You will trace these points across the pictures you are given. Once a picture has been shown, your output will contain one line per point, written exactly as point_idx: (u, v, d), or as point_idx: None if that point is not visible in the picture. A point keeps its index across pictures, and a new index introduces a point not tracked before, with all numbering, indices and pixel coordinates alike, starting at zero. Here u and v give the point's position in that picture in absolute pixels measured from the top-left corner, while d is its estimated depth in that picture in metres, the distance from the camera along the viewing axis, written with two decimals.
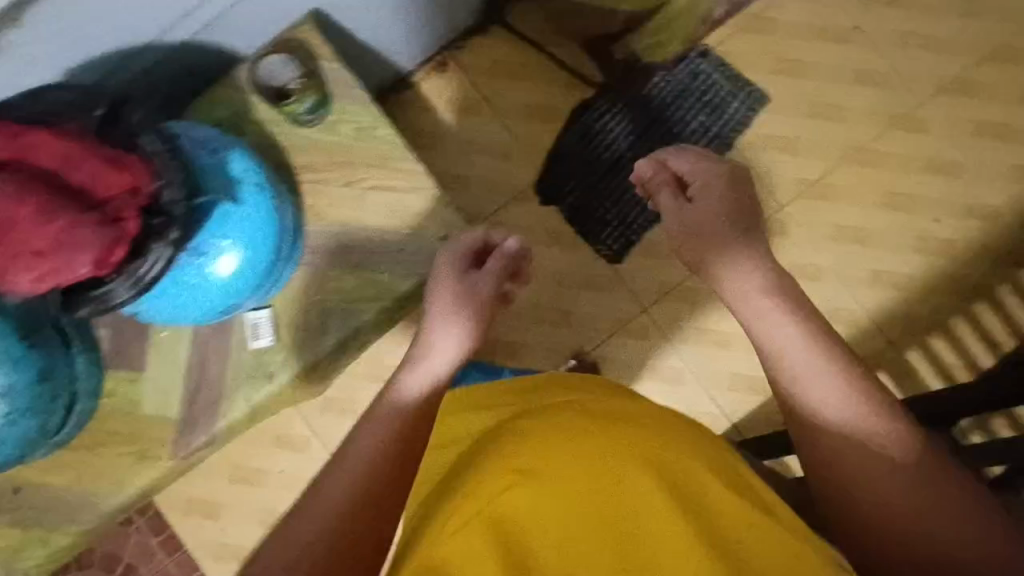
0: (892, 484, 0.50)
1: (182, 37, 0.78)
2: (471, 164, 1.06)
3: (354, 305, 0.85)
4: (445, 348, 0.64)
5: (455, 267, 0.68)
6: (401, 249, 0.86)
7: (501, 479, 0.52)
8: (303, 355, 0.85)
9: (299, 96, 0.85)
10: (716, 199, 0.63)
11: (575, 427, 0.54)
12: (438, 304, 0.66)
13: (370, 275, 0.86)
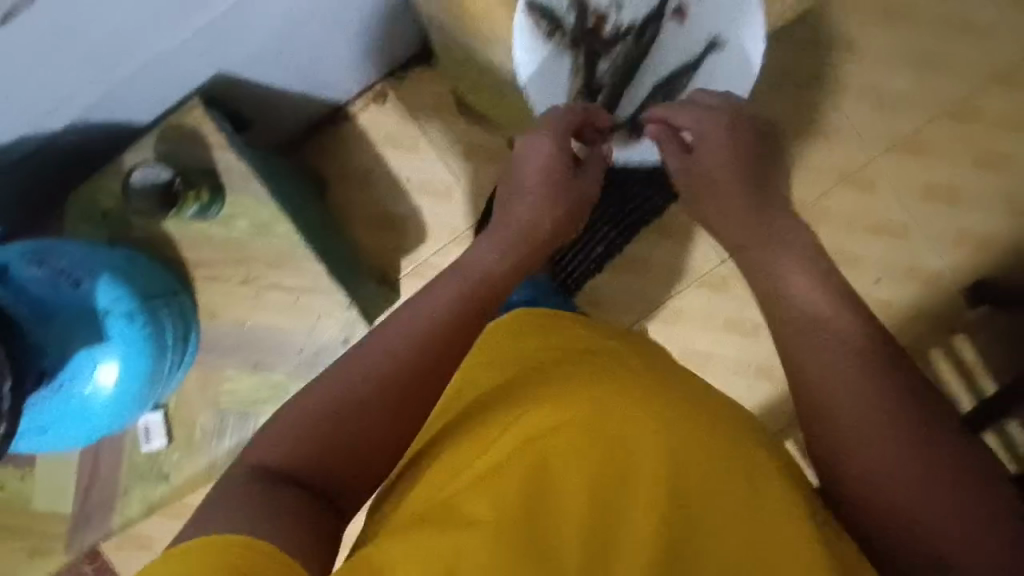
0: (933, 452, 0.41)
1: (66, 118, 0.61)
2: (410, 203, 0.98)
3: (253, 411, 0.70)
4: (545, 211, 0.56)
5: (560, 132, 0.57)
6: (310, 356, 0.70)
7: (553, 424, 0.42)
8: (201, 460, 0.70)
9: (179, 203, 0.65)
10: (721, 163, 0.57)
11: (640, 379, 0.45)
12: (537, 182, 0.56)
13: (269, 378, 0.70)
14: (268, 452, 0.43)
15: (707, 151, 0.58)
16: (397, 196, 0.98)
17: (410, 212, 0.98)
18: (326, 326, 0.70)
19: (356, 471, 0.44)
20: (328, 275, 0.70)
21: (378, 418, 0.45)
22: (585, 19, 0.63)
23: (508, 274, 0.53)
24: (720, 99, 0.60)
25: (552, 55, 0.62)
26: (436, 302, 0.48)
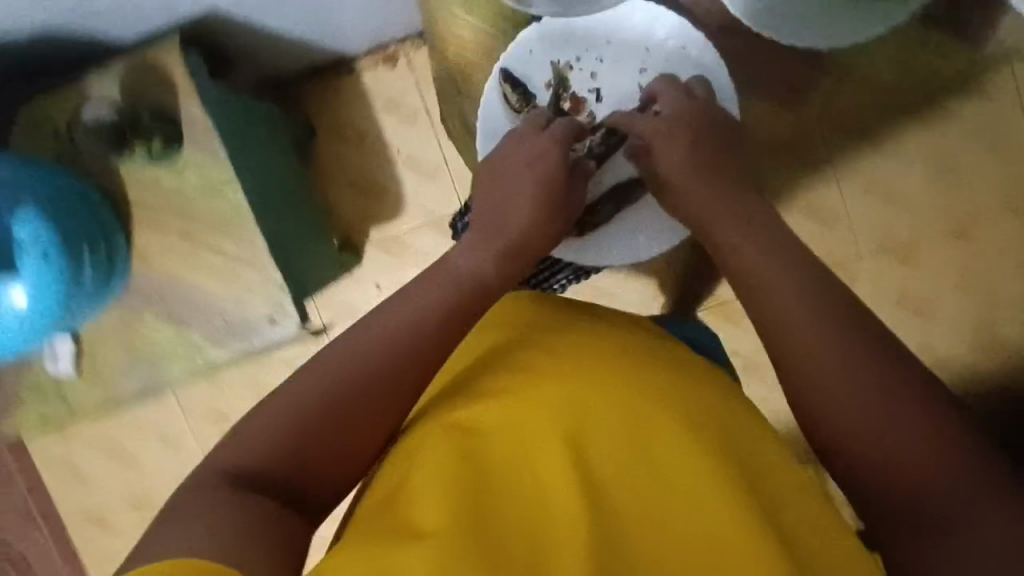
0: (899, 418, 0.40)
1: (27, 21, 0.59)
2: (395, 177, 0.95)
3: (164, 363, 0.67)
4: (537, 220, 0.53)
5: (561, 136, 0.57)
6: (234, 328, 0.66)
7: (498, 427, 0.42)
8: (104, 396, 0.68)
9: (131, 140, 0.62)
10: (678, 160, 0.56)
11: (582, 363, 0.44)
12: (534, 188, 0.54)
13: (187, 337, 0.67)
14: (235, 455, 0.40)
15: (671, 157, 0.56)
16: (383, 165, 0.96)
17: (392, 186, 0.96)
18: (254, 302, 0.66)
19: (331, 471, 0.42)
20: (264, 252, 0.65)
21: (344, 429, 0.42)
22: (560, 102, 0.66)
23: (501, 277, 0.50)
24: (669, 108, 0.59)
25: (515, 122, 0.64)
26: (432, 297, 0.46)
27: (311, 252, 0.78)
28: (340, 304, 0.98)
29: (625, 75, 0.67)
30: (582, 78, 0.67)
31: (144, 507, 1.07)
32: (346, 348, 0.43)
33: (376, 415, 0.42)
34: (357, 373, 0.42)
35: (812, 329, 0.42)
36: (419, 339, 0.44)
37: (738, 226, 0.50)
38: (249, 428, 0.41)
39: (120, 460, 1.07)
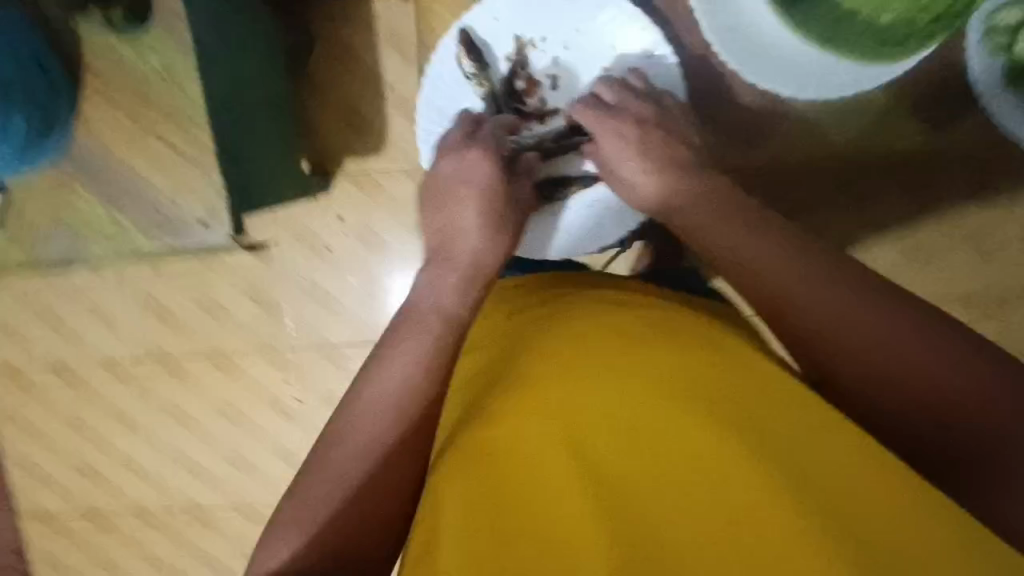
0: (878, 324, 0.47)
1: None
2: (383, 115, 0.95)
3: (90, 237, 0.68)
4: (490, 240, 0.57)
5: (490, 148, 0.62)
6: (162, 222, 0.66)
7: (504, 455, 0.47)
8: (36, 252, 0.70)
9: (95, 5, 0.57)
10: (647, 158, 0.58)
11: (579, 376, 0.48)
12: (473, 204, 0.58)
13: (117, 219, 0.67)
14: (288, 554, 0.47)
15: (620, 159, 0.60)
16: (374, 99, 0.95)
17: (379, 123, 0.96)
18: (187, 204, 0.64)
19: (366, 537, 0.48)
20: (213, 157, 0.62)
21: (359, 506, 0.48)
22: (514, 81, 0.72)
23: (467, 302, 0.55)
24: (613, 95, 0.64)
25: (466, 87, 0.72)
26: (404, 353, 0.51)
27: (277, 167, 0.80)
28: (297, 224, 1.00)
29: (582, 69, 0.72)
30: (542, 61, 0.72)
31: (63, 376, 1.07)
32: (335, 434, 0.50)
33: (379, 480, 0.49)
34: (344, 455, 0.49)
35: (812, 301, 0.49)
36: (393, 406, 0.50)
37: (708, 207, 0.54)
38: (279, 531, 0.48)
39: (45, 325, 1.05)
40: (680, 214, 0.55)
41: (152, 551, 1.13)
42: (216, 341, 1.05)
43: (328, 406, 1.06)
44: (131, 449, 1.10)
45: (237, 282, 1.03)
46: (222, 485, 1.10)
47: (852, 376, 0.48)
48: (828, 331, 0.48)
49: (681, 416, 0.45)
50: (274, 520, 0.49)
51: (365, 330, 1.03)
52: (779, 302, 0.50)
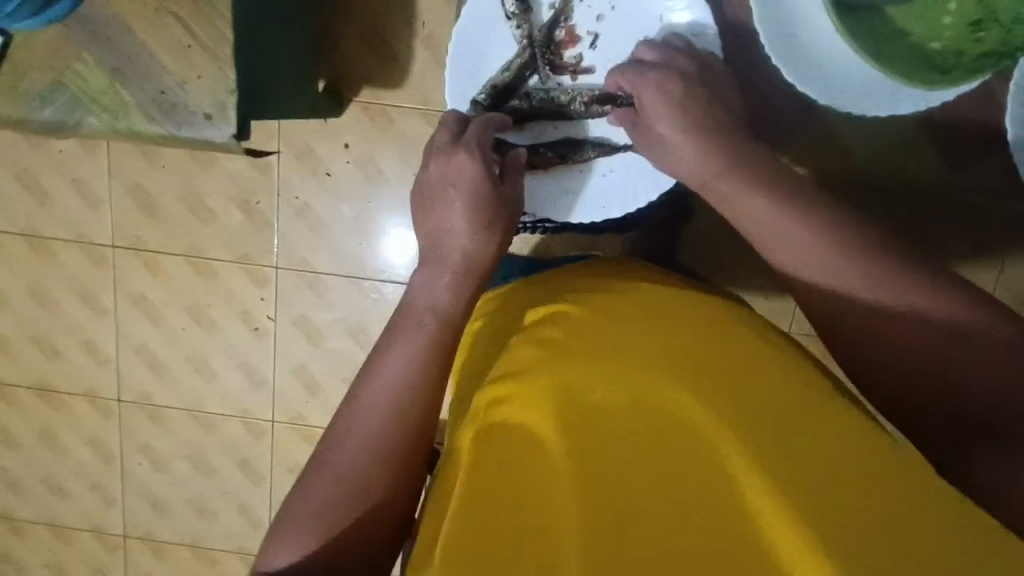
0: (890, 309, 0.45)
1: None
2: (409, 50, 0.93)
3: (80, 106, 0.59)
4: (481, 235, 0.54)
5: (477, 147, 0.56)
6: (168, 106, 0.58)
7: (492, 437, 0.43)
8: (14, 111, 0.60)
9: None
10: (694, 114, 0.53)
11: (579, 359, 0.45)
12: (462, 203, 0.54)
13: (117, 91, 0.59)
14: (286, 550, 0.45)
15: (659, 114, 0.54)
16: (403, 32, 0.93)
17: (403, 57, 0.94)
18: (199, 93, 0.58)
19: (378, 532, 0.47)
20: (230, 48, 0.57)
21: (360, 504, 0.46)
22: (554, 31, 0.67)
23: (461, 301, 0.52)
24: (657, 55, 0.58)
25: (503, 27, 0.66)
26: (391, 360, 0.49)
27: (292, 78, 0.78)
28: (300, 142, 0.98)
29: (627, 32, 0.65)
30: (587, 17, 0.66)
31: (36, 246, 1.05)
32: (333, 435, 0.48)
33: (377, 477, 0.47)
34: (344, 453, 0.47)
35: (836, 279, 0.46)
36: (389, 409, 0.48)
37: (737, 176, 0.50)
38: (282, 533, 0.46)
39: (26, 191, 1.03)
40: (711, 180, 0.52)
41: (97, 437, 1.13)
42: (197, 243, 1.03)
43: (299, 330, 1.06)
44: (94, 334, 1.09)
45: (229, 188, 1.01)
46: (179, 386, 1.10)
47: (871, 355, 0.46)
48: (851, 317, 0.46)
49: (688, 406, 0.42)
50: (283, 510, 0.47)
51: (350, 262, 1.03)
52: (816, 286, 0.47)
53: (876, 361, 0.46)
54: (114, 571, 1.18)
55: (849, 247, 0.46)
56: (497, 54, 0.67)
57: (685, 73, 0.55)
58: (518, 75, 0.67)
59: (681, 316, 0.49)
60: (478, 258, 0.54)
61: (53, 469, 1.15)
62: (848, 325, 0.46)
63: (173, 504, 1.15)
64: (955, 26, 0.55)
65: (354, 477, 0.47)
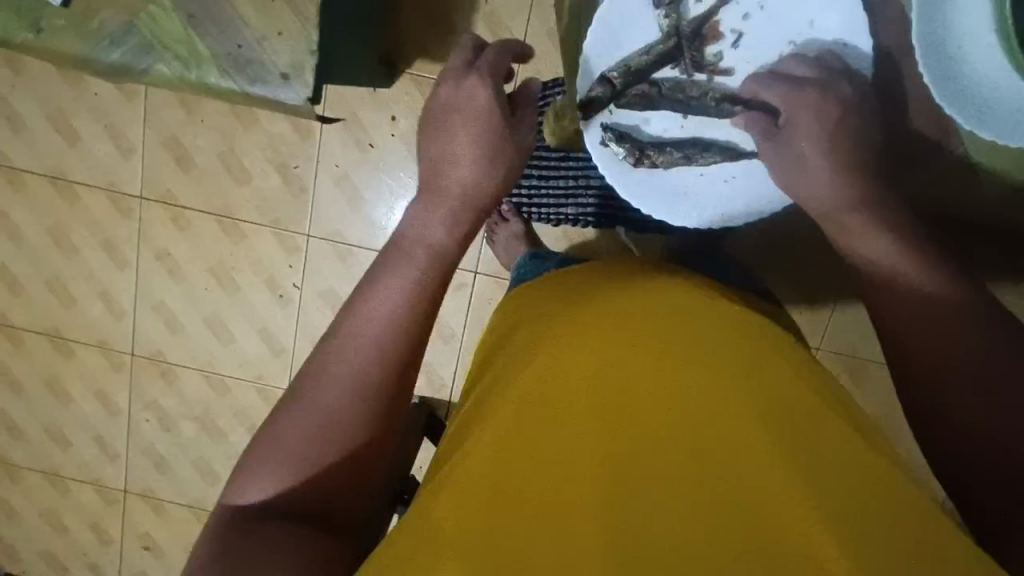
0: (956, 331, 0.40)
1: None
2: (470, 26, 0.91)
3: (150, 52, 0.56)
4: (484, 169, 0.51)
5: (490, 74, 0.52)
6: (244, 61, 0.56)
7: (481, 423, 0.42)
8: (79, 49, 0.56)
9: None
10: (840, 147, 0.48)
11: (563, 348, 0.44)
12: (466, 130, 0.51)
13: (191, 39, 0.56)
14: (255, 490, 0.42)
15: (801, 122, 0.49)
16: (465, 7, 0.90)
17: (462, 33, 0.91)
18: (279, 50, 0.56)
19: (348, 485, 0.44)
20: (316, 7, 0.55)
21: (339, 448, 0.43)
22: (701, 26, 0.58)
23: (452, 241, 0.49)
24: (813, 72, 0.52)
25: (646, 14, 0.59)
26: (380, 294, 0.45)
27: (353, 41, 0.75)
28: (347, 110, 0.96)
29: (780, 35, 0.57)
30: (736, 14, 0.57)
31: (61, 189, 1.02)
32: (312, 372, 0.44)
33: (359, 421, 0.43)
34: (325, 393, 0.43)
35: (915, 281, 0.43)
36: (378, 348, 0.44)
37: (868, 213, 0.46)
38: (253, 470, 0.42)
39: (57, 132, 1.00)
40: (838, 204, 0.47)
41: (105, 390, 1.11)
42: (229, 202, 1.01)
43: (324, 302, 1.03)
44: (112, 284, 1.06)
45: (268, 149, 0.98)
46: (195, 345, 1.08)
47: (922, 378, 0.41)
48: (914, 314, 0.42)
49: (703, 382, 0.39)
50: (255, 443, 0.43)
51: (383, 237, 1.01)
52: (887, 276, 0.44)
53: (928, 368, 0.41)
54: (109, 524, 1.17)
55: (926, 258, 0.43)
56: (633, 41, 0.59)
57: (848, 105, 0.50)
58: (645, 68, 0.60)
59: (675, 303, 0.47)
60: (475, 192, 0.51)
61: (57, 418, 1.13)
62: (908, 320, 0.42)
63: (176, 464, 1.13)
64: None
65: (329, 419, 0.43)
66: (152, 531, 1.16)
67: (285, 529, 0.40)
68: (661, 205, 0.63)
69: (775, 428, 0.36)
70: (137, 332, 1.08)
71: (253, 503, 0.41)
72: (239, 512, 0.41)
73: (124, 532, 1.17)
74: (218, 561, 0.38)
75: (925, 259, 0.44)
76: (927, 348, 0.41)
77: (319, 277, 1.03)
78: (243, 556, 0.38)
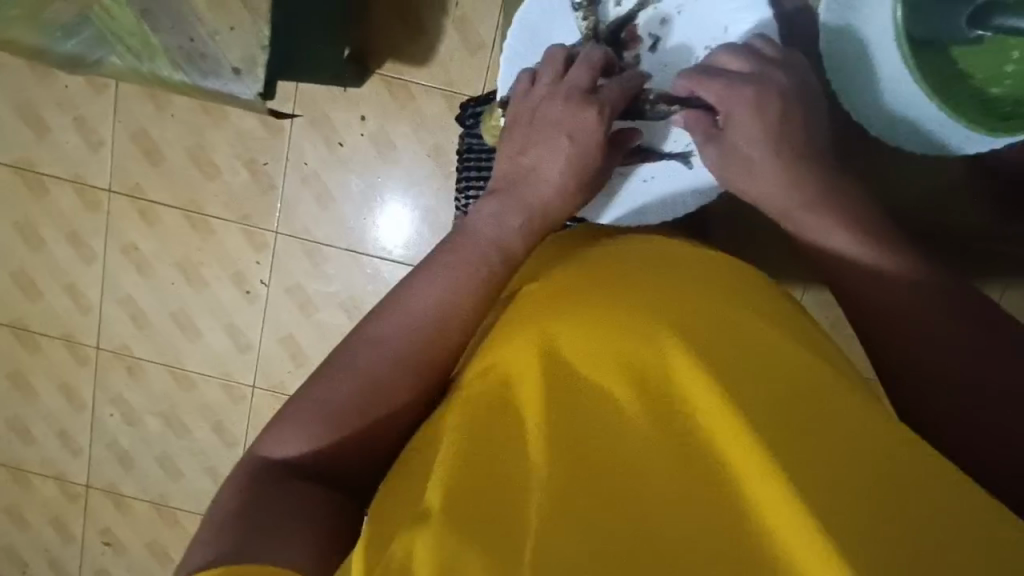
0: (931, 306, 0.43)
1: None
2: (439, 28, 0.92)
3: (105, 45, 0.59)
4: (570, 195, 0.52)
5: (609, 107, 0.53)
6: (197, 55, 0.58)
7: (483, 389, 0.40)
8: (34, 40, 0.59)
9: None
10: (767, 130, 0.48)
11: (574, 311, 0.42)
12: (569, 156, 0.52)
13: (143, 32, 0.57)
14: (280, 448, 0.43)
15: (737, 123, 0.48)
16: (434, 10, 0.91)
17: (432, 36, 0.92)
18: (231, 45, 0.58)
19: (367, 458, 0.44)
20: (268, 8, 0.56)
21: (365, 420, 0.43)
22: (620, 29, 0.60)
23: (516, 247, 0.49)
24: (744, 65, 0.50)
25: (566, 16, 0.61)
26: (452, 278, 0.46)
27: (320, 44, 0.77)
28: (316, 108, 0.97)
29: (691, 41, 0.59)
30: (653, 19, 0.60)
31: (29, 181, 1.02)
32: (359, 340, 0.44)
33: (390, 396, 0.43)
34: (361, 362, 0.43)
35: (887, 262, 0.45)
36: (426, 326, 0.45)
37: (820, 209, 0.47)
38: (280, 427, 0.43)
39: (25, 124, 1.00)
40: (778, 192, 0.48)
41: (69, 383, 1.10)
42: (197, 197, 1.01)
43: (291, 299, 1.03)
44: (78, 277, 1.06)
45: (237, 146, 0.99)
46: (161, 340, 1.07)
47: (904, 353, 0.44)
48: (881, 292, 0.45)
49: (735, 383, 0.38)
50: (286, 406, 0.44)
51: (352, 236, 1.01)
52: (858, 269, 0.46)
53: (899, 346, 0.44)
54: (71, 520, 1.16)
55: (880, 242, 0.46)
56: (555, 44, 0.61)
57: (774, 86, 0.48)
58: None
59: (694, 270, 0.46)
60: (556, 219, 0.52)
61: (20, 412, 1.12)
62: (874, 301, 0.45)
63: (140, 459, 1.13)
64: (1015, 75, 0.48)
65: (364, 397, 0.43)
66: (114, 527, 1.15)
67: (311, 492, 0.42)
68: (587, 205, 0.61)
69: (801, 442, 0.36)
70: (102, 325, 1.07)
71: (278, 458, 0.43)
72: (269, 467, 0.43)
73: (85, 528, 1.16)
74: (245, 517, 0.39)
75: (878, 242, 0.46)
76: (893, 326, 0.44)
77: (286, 274, 1.03)
78: (276, 516, 0.40)
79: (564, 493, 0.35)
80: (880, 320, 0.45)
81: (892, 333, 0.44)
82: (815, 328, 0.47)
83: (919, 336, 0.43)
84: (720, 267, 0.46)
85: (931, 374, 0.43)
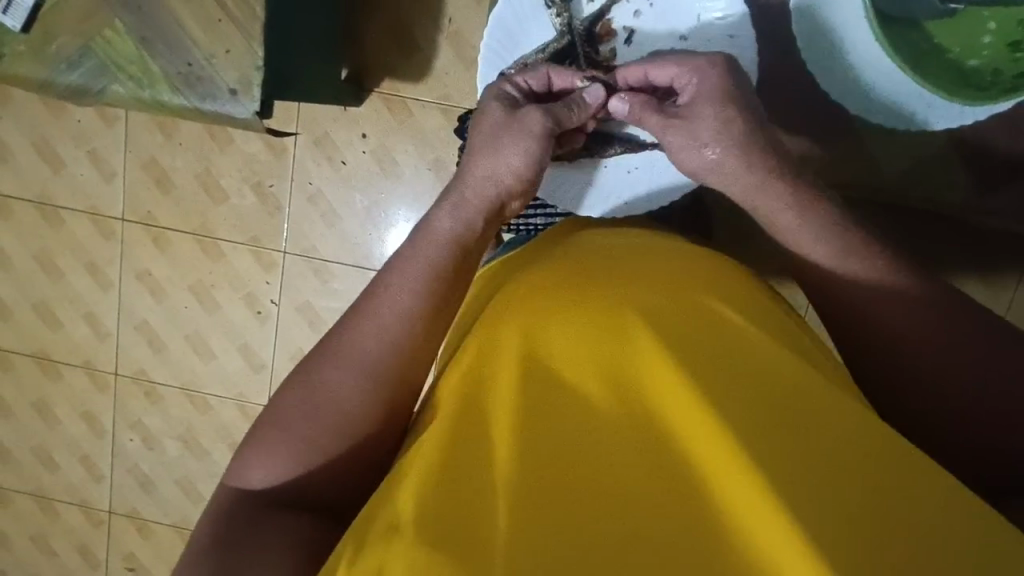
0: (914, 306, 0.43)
1: None
2: (434, 44, 0.94)
3: (106, 74, 0.62)
4: (498, 159, 0.51)
5: (509, 84, 0.56)
6: (194, 79, 0.62)
7: (463, 394, 0.41)
8: (39, 74, 0.63)
9: None
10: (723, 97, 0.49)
11: (551, 318, 0.42)
12: (483, 131, 0.53)
13: (143, 60, 0.62)
14: (256, 473, 0.44)
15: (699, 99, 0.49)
16: (430, 27, 0.93)
17: (426, 50, 0.94)
18: (225, 68, 0.62)
19: (341, 476, 0.44)
20: (259, 27, 0.60)
21: (345, 425, 0.43)
22: (593, 25, 0.63)
23: (466, 238, 0.49)
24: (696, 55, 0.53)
25: (541, 15, 0.62)
26: (411, 272, 0.46)
27: (317, 65, 0.79)
28: (318, 129, 0.99)
29: (664, 34, 0.62)
30: (624, 12, 0.62)
31: (46, 214, 1.05)
32: (332, 346, 0.45)
33: (375, 394, 0.44)
34: (339, 370, 0.44)
35: (872, 274, 0.44)
36: (398, 333, 0.45)
37: (816, 215, 0.46)
38: (263, 447, 0.43)
39: (42, 159, 1.03)
40: (735, 175, 0.48)
41: (90, 410, 1.12)
42: (207, 221, 1.03)
43: (301, 316, 1.05)
44: (95, 305, 1.08)
45: (245, 170, 1.01)
46: (176, 364, 1.09)
47: (889, 350, 0.44)
48: (864, 283, 0.44)
49: (713, 389, 0.39)
50: (255, 430, 0.44)
51: (358, 252, 1.02)
52: (823, 272, 0.45)
53: (882, 341, 0.44)
54: (94, 546, 1.17)
55: (872, 249, 0.45)
56: (530, 39, 0.63)
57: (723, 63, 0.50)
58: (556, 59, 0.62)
59: (680, 272, 0.45)
60: (498, 180, 0.51)
61: (43, 440, 1.14)
62: (847, 297, 0.45)
63: (160, 484, 1.14)
64: (993, 47, 0.50)
65: (337, 407, 0.43)
66: (136, 553, 1.16)
67: (287, 512, 0.43)
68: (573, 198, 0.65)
69: (783, 447, 0.36)
70: (120, 349, 1.10)
71: (259, 483, 0.44)
72: (244, 491, 0.44)
73: (109, 554, 1.17)
74: (221, 547, 0.41)
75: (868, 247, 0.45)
76: (874, 327, 0.44)
77: (293, 292, 1.04)
78: (251, 542, 0.41)
79: (541, 506, 0.36)
80: (851, 317, 0.45)
81: (868, 326, 0.44)
82: (799, 325, 0.47)
83: (902, 330, 0.43)
84: (703, 272, 0.46)
85: (912, 366, 0.43)
